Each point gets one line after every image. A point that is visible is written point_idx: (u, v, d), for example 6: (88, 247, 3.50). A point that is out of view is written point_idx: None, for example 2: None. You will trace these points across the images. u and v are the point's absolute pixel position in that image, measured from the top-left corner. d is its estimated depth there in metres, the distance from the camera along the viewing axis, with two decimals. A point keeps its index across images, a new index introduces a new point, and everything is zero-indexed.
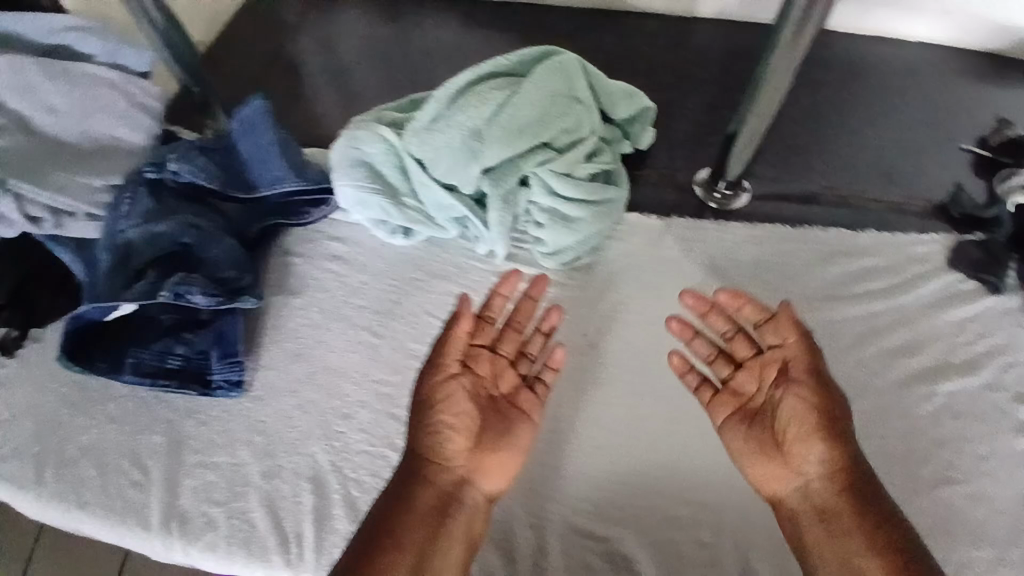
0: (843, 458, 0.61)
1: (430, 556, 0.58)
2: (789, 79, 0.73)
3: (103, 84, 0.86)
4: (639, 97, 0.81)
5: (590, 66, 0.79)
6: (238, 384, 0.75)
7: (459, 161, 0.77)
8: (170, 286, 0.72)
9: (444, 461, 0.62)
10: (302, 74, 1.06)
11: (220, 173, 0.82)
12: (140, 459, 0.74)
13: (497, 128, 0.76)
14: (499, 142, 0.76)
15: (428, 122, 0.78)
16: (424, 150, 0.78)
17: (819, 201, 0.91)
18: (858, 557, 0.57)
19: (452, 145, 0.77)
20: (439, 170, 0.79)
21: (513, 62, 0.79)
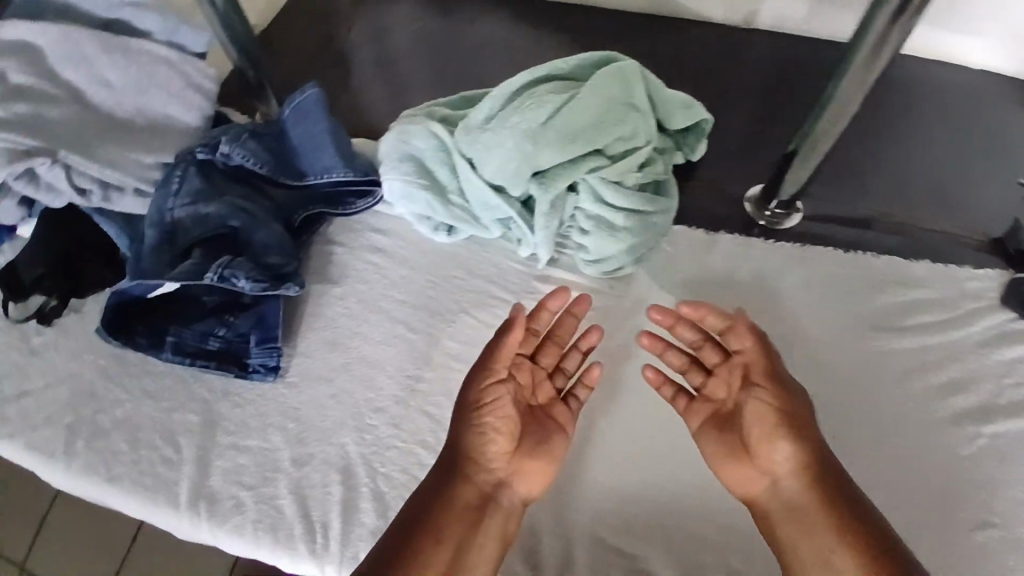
0: (811, 457, 0.61)
1: (467, 550, 0.59)
2: (860, 95, 0.73)
3: (159, 62, 0.87)
4: (697, 108, 0.79)
5: (650, 75, 0.77)
6: (274, 369, 0.75)
7: (509, 161, 0.76)
8: (216, 268, 0.73)
9: (482, 463, 0.62)
10: (352, 64, 1.06)
11: (271, 158, 0.82)
12: (172, 436, 0.74)
13: (551, 131, 0.75)
14: (552, 146, 0.75)
15: (481, 121, 0.78)
16: (474, 148, 0.78)
17: (873, 227, 0.90)
18: (834, 557, 0.57)
19: (503, 144, 0.76)
20: (489, 169, 0.78)
21: (572, 66, 0.79)
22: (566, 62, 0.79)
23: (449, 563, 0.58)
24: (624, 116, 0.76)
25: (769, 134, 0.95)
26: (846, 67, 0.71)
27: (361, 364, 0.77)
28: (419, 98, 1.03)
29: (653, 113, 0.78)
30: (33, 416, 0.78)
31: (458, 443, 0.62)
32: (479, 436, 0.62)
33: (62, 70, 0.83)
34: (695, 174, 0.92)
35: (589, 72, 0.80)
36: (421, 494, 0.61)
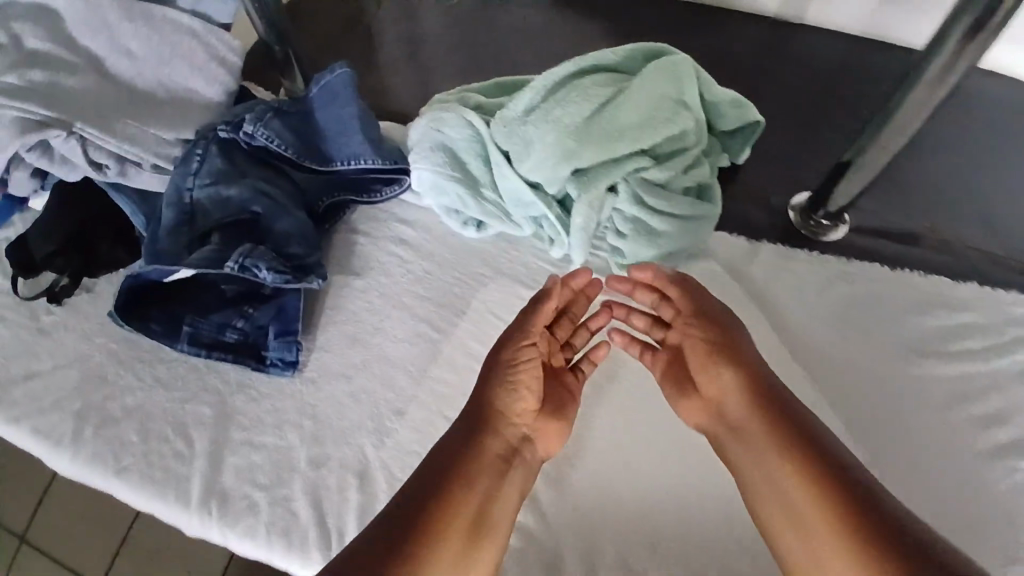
0: (751, 379, 0.61)
1: (492, 504, 0.58)
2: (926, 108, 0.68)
3: (183, 33, 0.82)
4: (750, 109, 0.75)
5: (703, 73, 0.73)
6: (292, 364, 0.72)
7: (548, 157, 0.72)
8: (236, 257, 0.69)
9: (510, 418, 0.61)
10: (381, 43, 1.01)
11: (295, 140, 0.78)
12: (184, 428, 0.71)
13: (595, 128, 0.71)
14: (596, 143, 0.71)
15: (521, 113, 0.74)
16: (511, 141, 0.74)
17: (920, 243, 0.85)
18: (779, 474, 0.56)
19: (544, 138, 0.72)
20: (526, 164, 0.73)
21: (619, 59, 0.75)
22: (612, 54, 0.75)
23: (476, 512, 0.56)
24: (673, 114, 0.71)
25: (818, 140, 0.90)
26: (921, 73, 0.66)
27: (381, 364, 0.73)
28: (450, 84, 0.98)
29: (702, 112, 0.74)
30: (41, 399, 0.75)
31: (485, 399, 0.61)
32: (508, 392, 0.62)
33: (80, 37, 0.79)
34: (737, 179, 0.87)
35: (636, 66, 0.76)
36: (444, 445, 0.59)
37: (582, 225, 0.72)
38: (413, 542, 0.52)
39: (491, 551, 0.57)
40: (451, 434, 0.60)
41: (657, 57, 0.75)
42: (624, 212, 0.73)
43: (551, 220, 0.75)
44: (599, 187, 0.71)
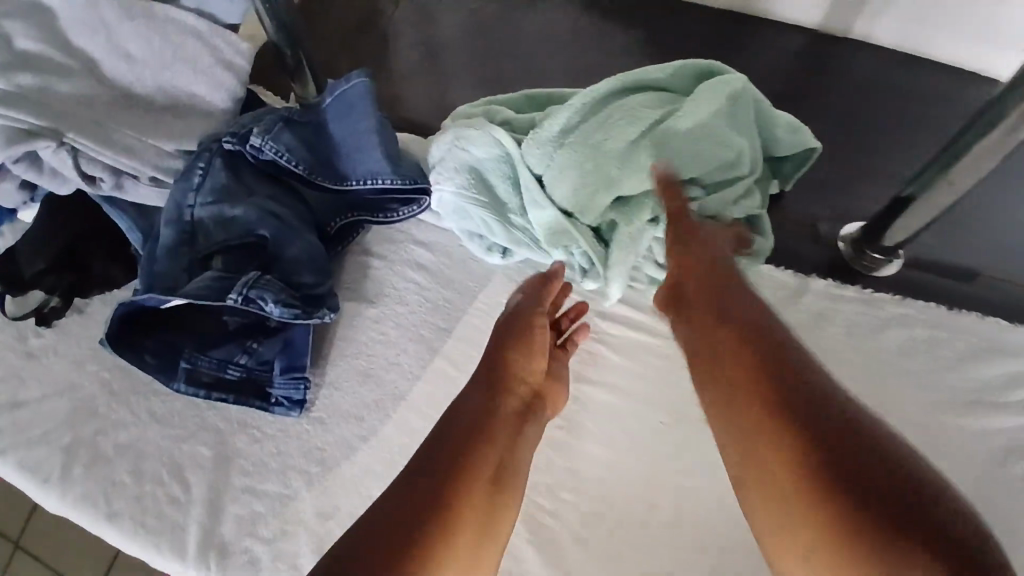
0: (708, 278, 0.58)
1: (511, 460, 0.53)
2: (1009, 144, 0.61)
3: (187, 34, 0.75)
4: (805, 134, 0.68)
5: (758, 94, 0.66)
6: (299, 404, 0.66)
7: (587, 186, 0.66)
8: (239, 288, 0.63)
9: (522, 378, 0.58)
10: (400, 47, 0.94)
11: (307, 155, 0.72)
12: (180, 471, 0.65)
13: (639, 156, 0.65)
14: (638, 171, 0.65)
15: (558, 133, 0.67)
16: (546, 164, 0.67)
17: (975, 280, 0.78)
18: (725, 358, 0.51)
19: (584, 165, 0.66)
20: (561, 191, 0.67)
21: (667, 76, 0.68)
22: (659, 70, 0.68)
23: (498, 466, 0.51)
24: (727, 141, 0.64)
25: (871, 163, 0.83)
26: (1009, 105, 0.59)
27: (396, 404, 0.67)
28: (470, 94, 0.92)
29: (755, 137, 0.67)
30: (26, 432, 0.69)
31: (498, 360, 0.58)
32: (519, 355, 0.59)
33: (75, 35, 0.73)
34: (783, 205, 0.81)
35: (684, 85, 0.69)
36: (465, 404, 0.54)
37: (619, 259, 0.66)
38: (444, 496, 0.46)
39: (515, 502, 0.52)
40: (471, 399, 0.55)
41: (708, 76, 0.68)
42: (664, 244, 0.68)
43: (585, 250, 0.68)
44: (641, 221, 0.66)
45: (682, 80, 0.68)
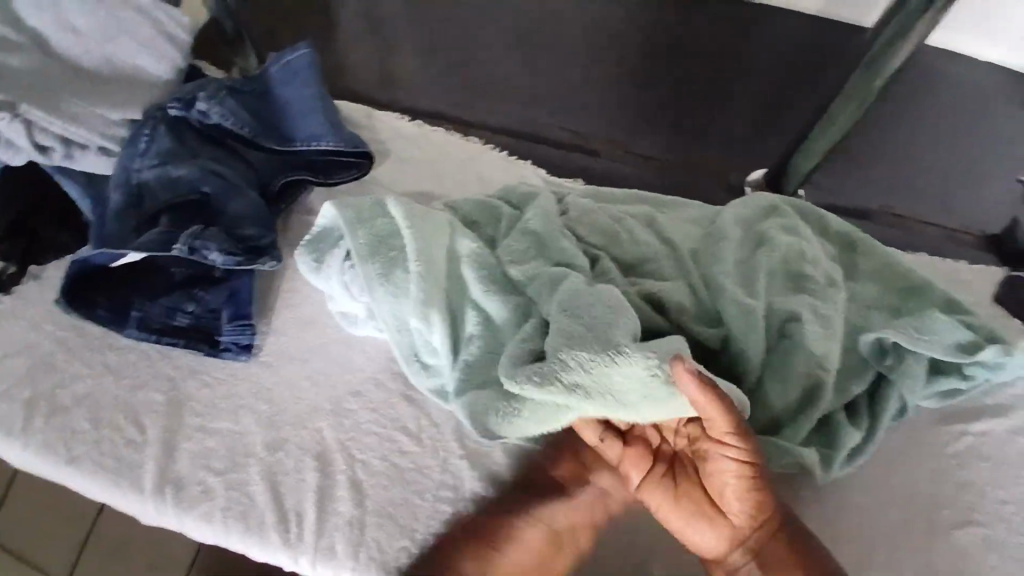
0: (759, 502, 0.57)
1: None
2: (890, 73, 0.66)
3: (129, 8, 0.80)
4: (750, 253, 0.67)
5: (711, 230, 0.69)
6: (246, 348, 0.71)
7: (843, 437, 0.64)
8: (185, 239, 0.68)
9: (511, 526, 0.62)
10: (341, 19, 0.97)
11: (252, 119, 0.76)
12: (137, 416, 0.69)
13: (773, 280, 0.65)
14: (806, 311, 0.63)
15: (773, 347, 0.64)
16: (779, 364, 0.63)
17: (871, 219, 0.84)
18: None
19: (798, 340, 0.63)
20: (809, 403, 0.62)
21: (666, 238, 0.70)
22: (568, 202, 0.73)
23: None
24: (823, 282, 0.66)
25: (775, 121, 0.90)
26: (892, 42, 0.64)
27: (328, 365, 0.71)
28: (411, 58, 0.95)
29: (742, 246, 0.67)
30: None
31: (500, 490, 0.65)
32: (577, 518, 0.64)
33: (28, 15, 0.77)
34: (700, 159, 0.88)
35: (787, 260, 0.66)
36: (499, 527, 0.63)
37: (935, 401, 0.71)
38: None
39: None
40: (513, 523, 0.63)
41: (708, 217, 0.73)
42: (976, 325, 0.69)
43: (792, 374, 0.63)
44: (961, 330, 0.66)
45: (738, 319, 0.63)
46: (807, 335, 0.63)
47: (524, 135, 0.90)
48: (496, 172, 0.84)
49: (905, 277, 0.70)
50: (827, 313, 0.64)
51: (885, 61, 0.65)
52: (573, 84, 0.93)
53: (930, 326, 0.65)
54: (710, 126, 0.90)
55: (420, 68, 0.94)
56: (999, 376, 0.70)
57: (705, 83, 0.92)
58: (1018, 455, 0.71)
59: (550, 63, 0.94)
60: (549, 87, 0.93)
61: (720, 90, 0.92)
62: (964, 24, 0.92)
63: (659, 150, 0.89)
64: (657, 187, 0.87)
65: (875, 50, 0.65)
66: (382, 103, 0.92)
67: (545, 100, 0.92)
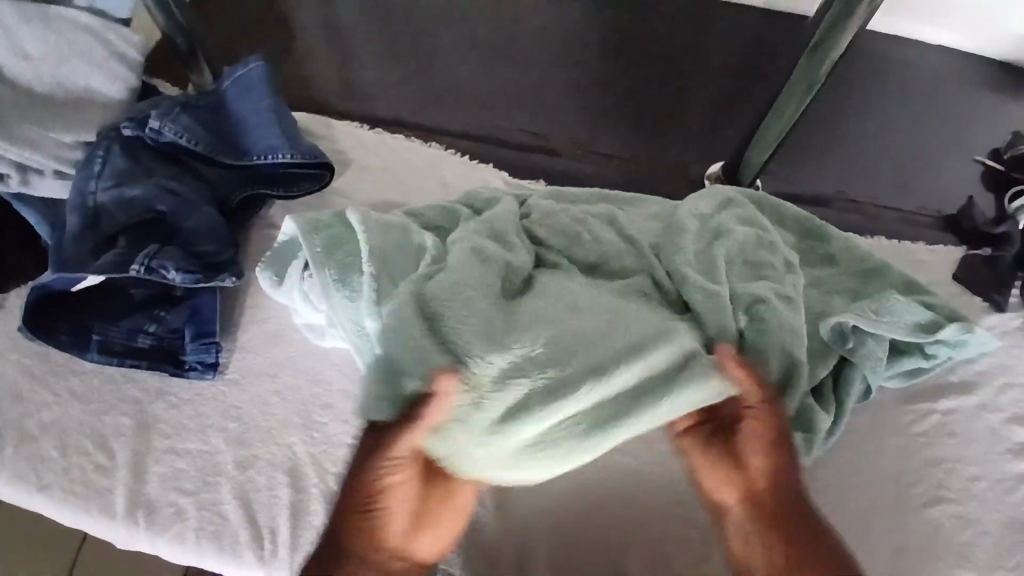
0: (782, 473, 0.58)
1: None
2: (834, 63, 0.67)
3: (80, 30, 0.79)
4: (709, 243, 0.67)
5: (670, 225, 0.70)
6: (212, 366, 0.71)
7: (816, 419, 0.64)
8: (143, 259, 0.68)
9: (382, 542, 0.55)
10: (298, 29, 0.97)
11: (207, 135, 0.76)
12: (105, 440, 0.69)
13: (734, 269, 0.66)
14: (770, 294, 0.64)
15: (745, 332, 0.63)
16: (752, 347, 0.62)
17: (829, 206, 0.85)
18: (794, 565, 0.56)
19: (770, 321, 0.62)
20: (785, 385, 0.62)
21: (626, 235, 0.70)
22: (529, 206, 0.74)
23: None
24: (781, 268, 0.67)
25: (732, 113, 0.91)
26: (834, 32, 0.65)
27: (296, 380, 0.71)
28: (369, 66, 0.94)
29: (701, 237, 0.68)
30: None
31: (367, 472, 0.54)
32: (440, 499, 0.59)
33: None
34: (660, 154, 0.89)
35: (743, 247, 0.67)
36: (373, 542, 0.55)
37: (899, 381, 0.72)
38: None
39: None
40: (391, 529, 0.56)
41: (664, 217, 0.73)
42: (935, 305, 0.70)
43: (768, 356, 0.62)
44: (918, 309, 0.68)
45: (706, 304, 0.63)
46: (776, 316, 0.62)
47: (485, 138, 0.90)
48: (458, 177, 0.84)
49: (863, 262, 0.71)
50: (789, 295, 0.64)
51: (828, 51, 0.66)
52: (533, 86, 0.93)
53: (890, 307, 0.67)
54: (670, 121, 0.91)
55: (379, 75, 0.94)
56: (961, 354, 0.71)
57: (662, 78, 0.93)
58: (982, 429, 0.73)
59: (509, 64, 0.94)
60: (509, 89, 0.93)
61: (678, 84, 0.93)
62: (919, 11, 0.93)
63: (621, 147, 0.90)
64: (619, 183, 0.88)
65: (821, 36, 0.65)
66: (342, 113, 0.91)
67: (506, 102, 0.92)
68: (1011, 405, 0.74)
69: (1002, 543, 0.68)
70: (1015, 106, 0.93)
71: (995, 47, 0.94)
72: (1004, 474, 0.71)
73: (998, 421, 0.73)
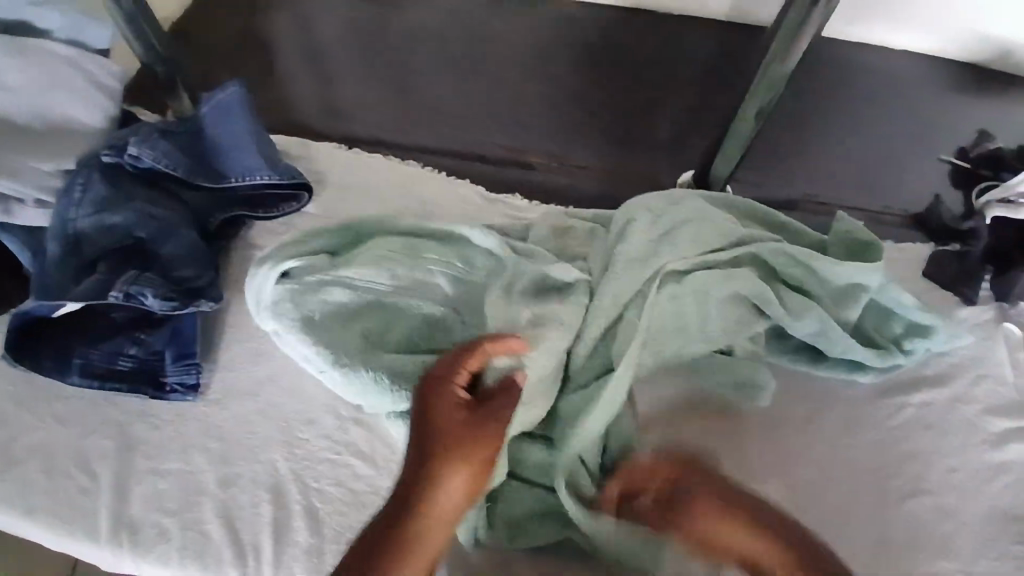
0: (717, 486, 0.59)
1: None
2: (792, 66, 0.70)
3: (60, 61, 0.81)
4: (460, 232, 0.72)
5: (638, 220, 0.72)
6: (193, 388, 0.72)
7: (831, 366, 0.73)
8: (123, 286, 0.70)
9: (418, 512, 0.57)
10: (276, 54, 0.99)
11: (187, 160, 0.78)
12: (88, 463, 0.70)
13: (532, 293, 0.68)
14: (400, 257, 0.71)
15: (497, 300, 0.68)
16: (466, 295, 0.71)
17: (796, 208, 0.87)
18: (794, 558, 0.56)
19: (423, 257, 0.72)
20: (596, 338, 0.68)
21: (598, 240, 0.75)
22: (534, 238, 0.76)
23: None
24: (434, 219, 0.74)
25: (702, 121, 0.93)
26: (788, 37, 0.67)
27: (276, 399, 0.72)
28: (346, 87, 0.96)
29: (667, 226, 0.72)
30: None
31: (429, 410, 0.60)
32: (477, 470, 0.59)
33: None
34: (633, 163, 0.91)
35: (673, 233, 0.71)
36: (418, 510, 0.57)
37: (873, 376, 0.74)
38: None
39: None
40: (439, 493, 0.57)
41: (674, 199, 0.74)
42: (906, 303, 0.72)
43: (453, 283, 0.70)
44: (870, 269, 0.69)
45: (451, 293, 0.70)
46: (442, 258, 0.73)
47: (461, 153, 0.91)
48: (434, 192, 0.85)
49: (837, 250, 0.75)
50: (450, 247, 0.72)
51: (786, 54, 0.68)
52: (508, 101, 0.95)
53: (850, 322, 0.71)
54: (642, 130, 0.93)
55: (357, 95, 0.96)
56: (933, 346, 0.74)
57: (633, 90, 0.95)
58: (958, 422, 0.73)
59: (483, 80, 0.97)
60: (484, 105, 0.95)
61: (649, 95, 0.95)
62: (879, 17, 0.95)
63: (594, 159, 0.91)
64: (593, 195, 0.89)
65: (780, 36, 0.67)
66: (319, 132, 0.93)
67: (481, 120, 0.94)
68: (985, 396, 0.75)
69: (984, 534, 0.68)
70: (979, 105, 0.95)
71: (953, 49, 0.97)
72: (983, 464, 0.72)
73: (975, 412, 0.74)
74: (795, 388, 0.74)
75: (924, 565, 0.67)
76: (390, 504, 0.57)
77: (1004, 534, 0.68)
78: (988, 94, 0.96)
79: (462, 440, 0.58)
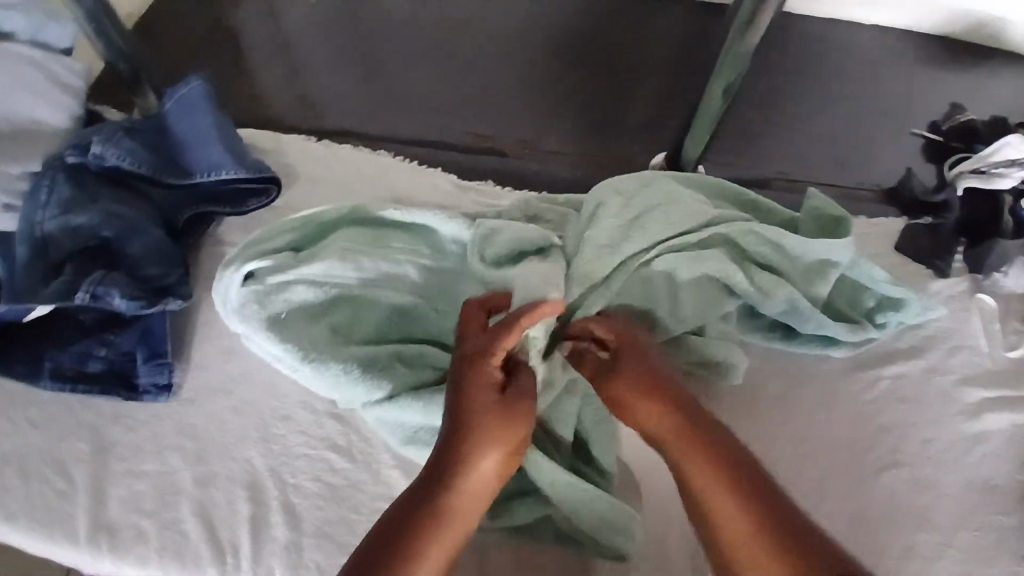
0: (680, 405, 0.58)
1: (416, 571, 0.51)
2: (757, 44, 0.69)
3: (21, 63, 0.80)
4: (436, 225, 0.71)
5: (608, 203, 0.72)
6: (166, 388, 0.72)
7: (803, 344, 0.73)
8: (88, 286, 0.69)
9: (451, 488, 0.54)
10: (244, 48, 0.98)
11: (152, 157, 0.77)
12: (64, 467, 0.69)
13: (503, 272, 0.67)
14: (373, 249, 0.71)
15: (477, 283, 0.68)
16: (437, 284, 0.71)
17: (769, 186, 0.87)
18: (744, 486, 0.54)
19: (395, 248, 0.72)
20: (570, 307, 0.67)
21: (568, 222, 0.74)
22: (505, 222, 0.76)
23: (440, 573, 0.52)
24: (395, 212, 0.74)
25: (675, 102, 0.93)
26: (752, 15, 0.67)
27: (251, 395, 0.72)
28: (316, 80, 0.95)
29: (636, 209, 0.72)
30: None
31: (459, 388, 0.57)
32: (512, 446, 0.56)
33: None
34: (607, 147, 0.91)
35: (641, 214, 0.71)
36: (451, 489, 0.53)
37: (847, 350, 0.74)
38: None
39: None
40: (476, 467, 0.54)
41: (645, 181, 0.74)
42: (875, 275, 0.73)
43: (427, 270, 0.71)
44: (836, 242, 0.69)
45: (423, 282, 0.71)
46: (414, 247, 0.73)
47: (432, 142, 0.91)
48: (406, 182, 0.84)
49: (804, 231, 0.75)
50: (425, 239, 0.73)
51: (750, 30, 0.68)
52: (480, 89, 0.95)
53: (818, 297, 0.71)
54: (614, 113, 0.93)
55: (327, 87, 0.95)
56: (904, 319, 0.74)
57: (605, 74, 0.95)
58: (933, 393, 0.74)
59: (454, 68, 0.96)
60: (455, 94, 0.94)
61: (621, 78, 0.94)
62: None
63: (567, 144, 0.91)
64: (565, 180, 0.89)
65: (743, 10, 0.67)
66: (289, 126, 0.92)
67: (453, 108, 0.93)
68: (959, 367, 0.75)
69: (959, 503, 0.69)
70: (951, 78, 0.95)
71: (926, 23, 0.97)
72: (958, 434, 0.72)
73: (950, 384, 0.74)
74: (769, 365, 0.74)
75: (901, 536, 0.67)
76: (419, 481, 0.54)
77: (978, 503, 0.69)
78: (961, 67, 0.96)
79: (495, 417, 0.56)
